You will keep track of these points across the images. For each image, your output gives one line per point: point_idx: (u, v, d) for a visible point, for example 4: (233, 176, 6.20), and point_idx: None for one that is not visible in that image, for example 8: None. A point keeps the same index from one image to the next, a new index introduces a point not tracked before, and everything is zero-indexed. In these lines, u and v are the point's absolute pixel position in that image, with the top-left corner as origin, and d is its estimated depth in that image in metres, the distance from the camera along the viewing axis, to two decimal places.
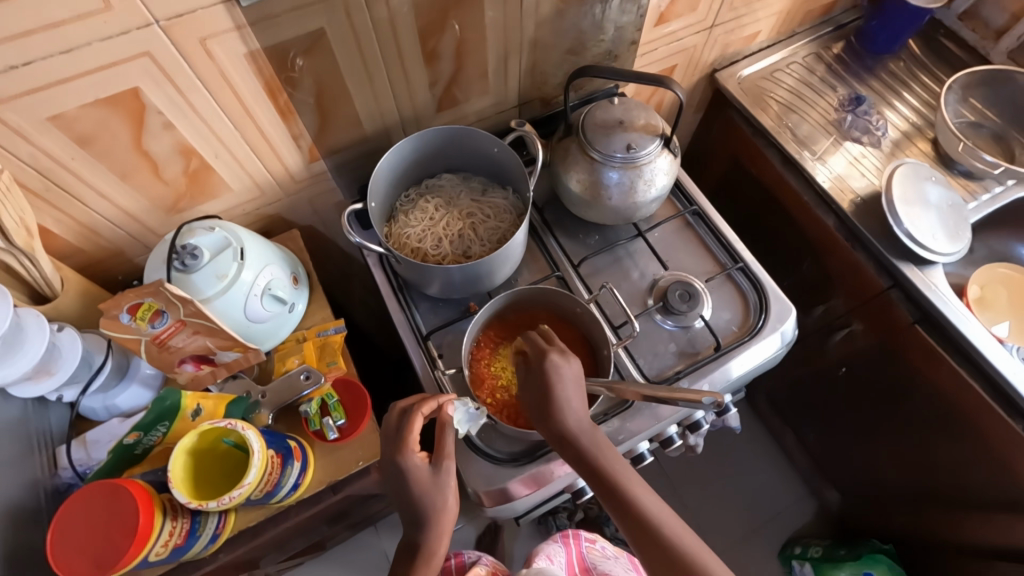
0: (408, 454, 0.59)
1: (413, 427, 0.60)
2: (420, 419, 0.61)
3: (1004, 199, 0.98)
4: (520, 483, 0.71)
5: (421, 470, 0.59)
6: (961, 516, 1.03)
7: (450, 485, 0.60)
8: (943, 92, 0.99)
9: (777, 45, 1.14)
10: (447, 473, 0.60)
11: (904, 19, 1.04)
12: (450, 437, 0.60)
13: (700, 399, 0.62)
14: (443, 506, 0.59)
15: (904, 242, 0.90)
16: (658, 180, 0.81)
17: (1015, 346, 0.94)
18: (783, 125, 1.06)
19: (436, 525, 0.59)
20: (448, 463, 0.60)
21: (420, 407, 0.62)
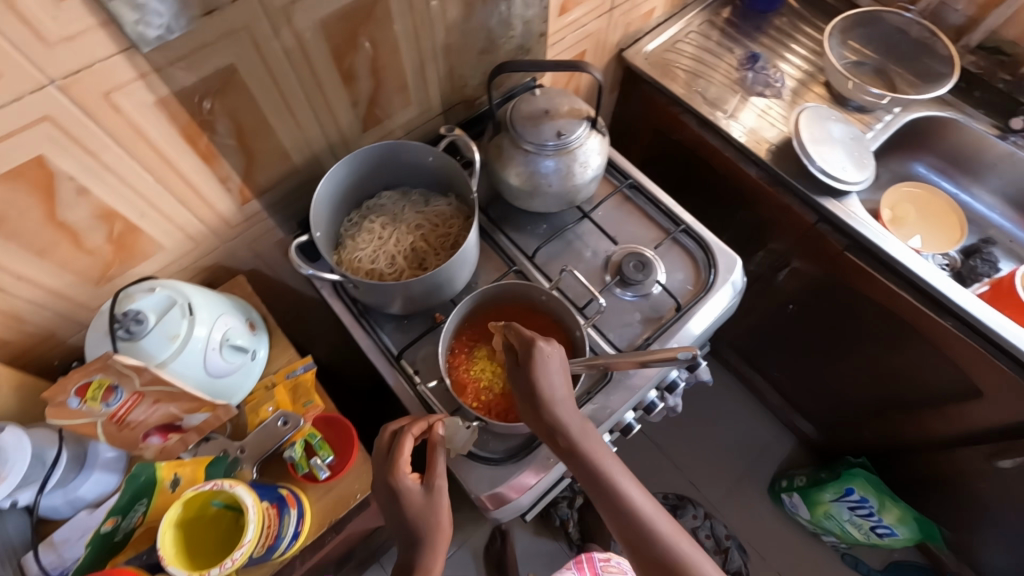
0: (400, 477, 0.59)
1: (403, 450, 0.60)
2: (410, 440, 0.61)
3: (894, 125, 1.08)
4: (513, 486, 0.72)
5: (413, 492, 0.59)
6: (918, 414, 1.13)
7: (443, 504, 0.60)
8: (826, 38, 1.08)
9: (673, 18, 1.20)
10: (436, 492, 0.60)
11: None
12: (441, 459, 0.61)
13: (675, 355, 0.64)
14: (440, 524, 0.58)
15: (820, 178, 0.98)
16: (591, 160, 0.84)
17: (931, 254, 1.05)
18: (693, 91, 1.13)
19: (430, 541, 0.58)
20: (439, 483, 0.60)
21: (410, 427, 0.62)
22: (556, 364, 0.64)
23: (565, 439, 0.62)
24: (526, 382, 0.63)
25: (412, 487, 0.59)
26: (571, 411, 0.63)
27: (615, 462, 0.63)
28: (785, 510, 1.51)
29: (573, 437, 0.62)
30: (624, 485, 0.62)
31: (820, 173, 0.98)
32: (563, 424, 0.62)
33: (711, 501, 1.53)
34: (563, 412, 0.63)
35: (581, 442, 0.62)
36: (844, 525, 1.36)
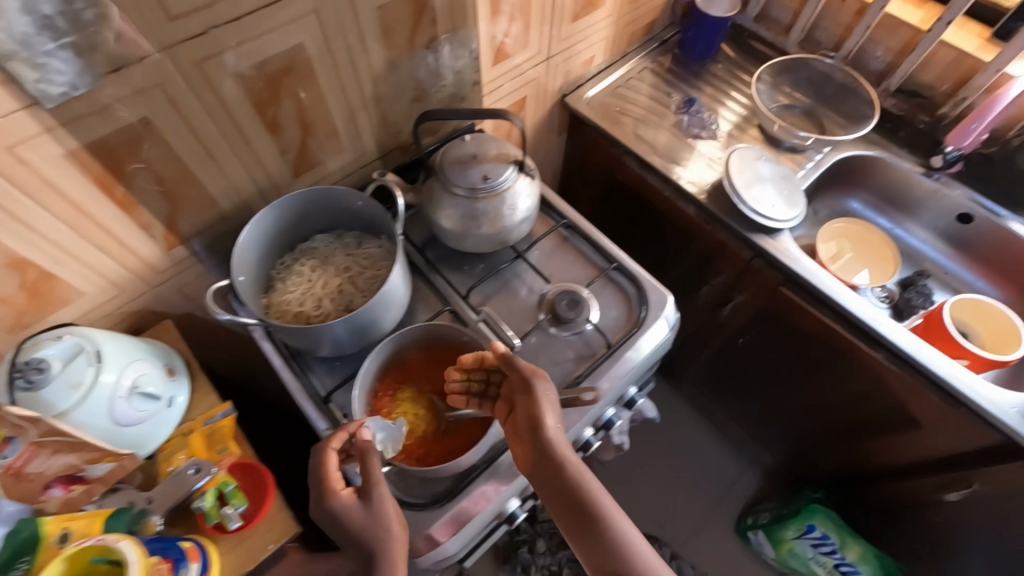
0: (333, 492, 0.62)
1: (326, 465, 0.63)
2: (332, 454, 0.64)
3: (825, 163, 1.12)
4: (475, 501, 0.72)
5: (351, 506, 0.62)
6: (868, 446, 1.13)
7: (386, 510, 0.62)
8: (755, 83, 1.13)
9: (614, 65, 1.26)
10: (377, 497, 0.62)
11: (712, 27, 1.20)
12: (373, 462, 0.63)
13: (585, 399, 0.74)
14: (388, 531, 0.61)
15: (751, 217, 1.02)
16: (521, 202, 0.86)
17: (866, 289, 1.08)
18: (633, 133, 1.17)
19: (384, 549, 0.60)
20: (376, 492, 0.62)
21: (331, 442, 0.64)
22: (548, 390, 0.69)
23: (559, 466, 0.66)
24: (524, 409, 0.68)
25: (349, 503, 0.62)
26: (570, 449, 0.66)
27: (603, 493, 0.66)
28: (750, 547, 1.48)
29: (567, 464, 0.65)
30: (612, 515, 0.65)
31: (750, 211, 1.02)
32: (564, 463, 0.65)
33: (678, 541, 1.50)
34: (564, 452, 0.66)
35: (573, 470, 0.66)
36: (809, 564, 1.33)
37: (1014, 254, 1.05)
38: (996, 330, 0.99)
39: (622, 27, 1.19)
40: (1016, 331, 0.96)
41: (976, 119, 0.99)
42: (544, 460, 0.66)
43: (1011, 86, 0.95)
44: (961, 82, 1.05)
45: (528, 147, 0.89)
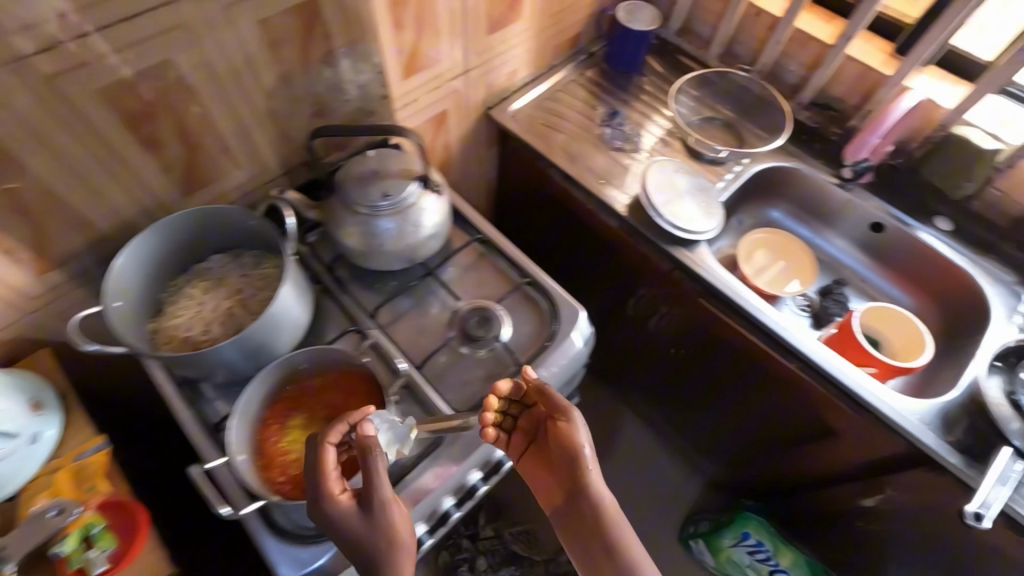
0: (332, 499, 0.60)
1: (326, 465, 0.60)
2: (330, 451, 0.62)
3: (744, 175, 1.14)
4: (411, 494, 0.74)
5: (348, 514, 0.60)
6: (792, 454, 1.15)
7: (390, 517, 0.61)
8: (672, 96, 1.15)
9: (539, 78, 1.26)
10: (377, 507, 0.61)
11: (634, 41, 1.21)
12: (375, 465, 0.61)
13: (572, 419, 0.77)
14: (394, 544, 0.60)
15: (670, 231, 1.02)
16: (426, 219, 0.85)
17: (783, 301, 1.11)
18: (556, 146, 1.17)
19: (389, 559, 0.60)
20: (378, 498, 0.60)
21: (327, 436, 0.62)
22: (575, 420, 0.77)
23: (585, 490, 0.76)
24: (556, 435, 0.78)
25: (347, 510, 0.60)
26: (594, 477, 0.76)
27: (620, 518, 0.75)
28: (692, 555, 1.48)
29: (591, 490, 0.76)
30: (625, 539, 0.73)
31: (666, 223, 1.02)
32: (587, 487, 0.76)
33: None
34: (593, 475, 0.76)
35: (593, 495, 0.76)
36: None
37: (923, 262, 1.09)
38: (903, 337, 1.02)
39: (545, 40, 1.19)
40: (920, 338, 0.99)
41: (869, 133, 1.04)
42: (577, 478, 0.77)
43: (899, 102, 0.99)
44: (868, 96, 1.08)
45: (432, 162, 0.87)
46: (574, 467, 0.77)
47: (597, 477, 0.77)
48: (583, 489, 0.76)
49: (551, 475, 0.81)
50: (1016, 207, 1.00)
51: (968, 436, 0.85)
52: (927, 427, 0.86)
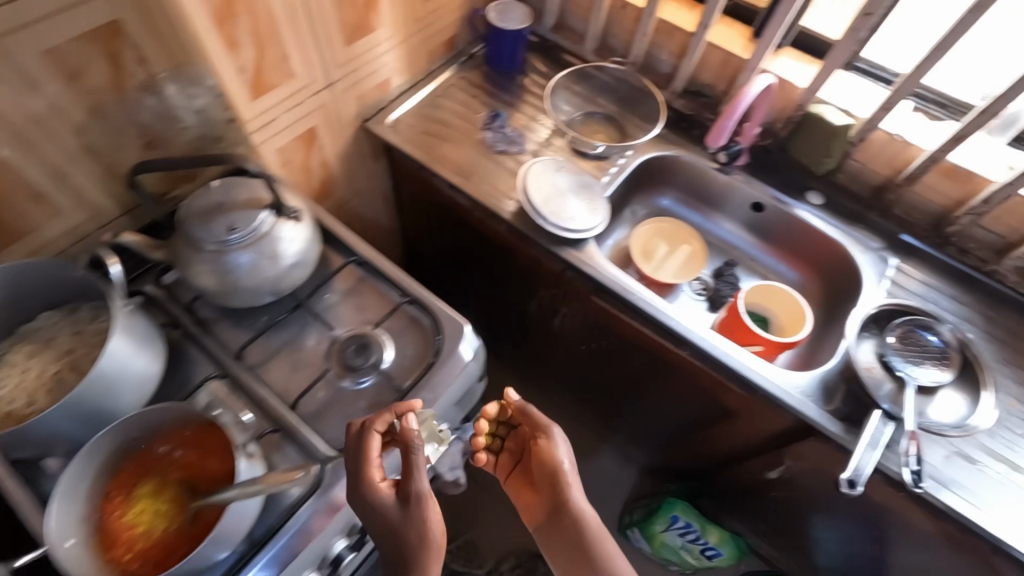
0: (375, 486, 0.68)
1: (371, 451, 0.69)
2: (375, 437, 0.71)
3: (628, 167, 1.14)
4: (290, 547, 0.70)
5: (385, 501, 0.67)
6: (702, 435, 1.17)
7: (423, 515, 0.66)
8: (548, 95, 1.14)
9: (418, 85, 1.22)
10: (413, 497, 0.67)
11: (508, 41, 1.19)
12: (415, 458, 0.68)
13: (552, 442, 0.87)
14: (429, 534, 0.66)
15: (557, 234, 1.01)
16: (284, 249, 0.79)
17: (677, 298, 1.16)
18: (440, 155, 1.14)
19: (416, 553, 0.65)
20: (414, 492, 0.67)
21: (374, 424, 0.72)
22: (556, 440, 0.88)
23: (566, 501, 0.85)
24: (538, 455, 0.89)
25: (384, 499, 0.67)
26: (574, 490, 0.86)
27: (597, 523, 0.84)
28: (631, 544, 1.49)
29: (570, 501, 0.85)
30: (603, 542, 0.82)
31: (547, 224, 1.01)
32: (566, 497, 0.85)
33: None
34: (573, 491, 0.86)
35: (572, 506, 0.85)
36: (679, 552, 1.37)
37: (801, 237, 1.13)
38: (788, 312, 1.05)
39: (416, 45, 1.15)
40: (802, 312, 1.02)
41: (727, 118, 1.05)
42: (557, 494, 0.86)
43: (750, 87, 1.01)
44: (733, 81, 1.11)
45: (285, 188, 0.82)
46: (555, 482, 0.86)
47: (577, 492, 0.86)
48: (564, 501, 0.85)
49: (533, 495, 0.91)
50: (875, 177, 1.06)
51: (847, 403, 0.89)
52: (809, 400, 0.89)
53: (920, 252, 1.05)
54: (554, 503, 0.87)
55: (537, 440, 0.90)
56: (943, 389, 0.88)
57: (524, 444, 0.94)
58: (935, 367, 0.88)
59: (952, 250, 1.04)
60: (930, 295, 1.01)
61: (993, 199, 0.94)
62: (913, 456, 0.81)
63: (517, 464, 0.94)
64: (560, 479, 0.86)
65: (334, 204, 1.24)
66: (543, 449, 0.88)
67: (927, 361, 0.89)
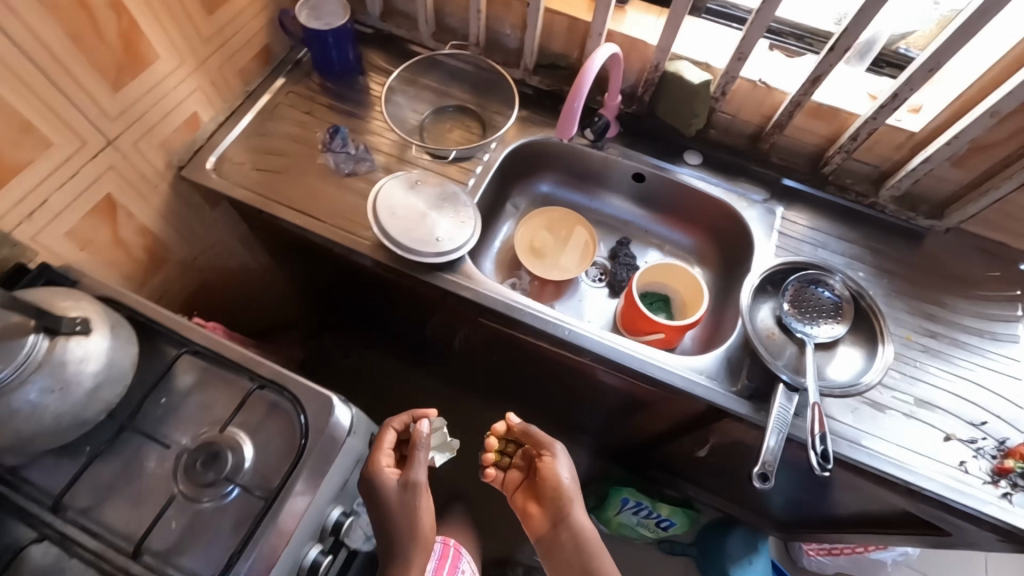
0: (380, 473, 0.76)
1: (384, 443, 0.79)
2: (391, 432, 0.81)
3: (493, 164, 1.03)
4: None
5: (387, 486, 0.76)
6: (632, 420, 1.13)
7: (416, 502, 0.76)
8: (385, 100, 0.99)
9: (237, 112, 1.04)
10: (413, 488, 0.76)
11: (329, 42, 1.02)
12: (419, 457, 0.78)
13: (556, 456, 0.87)
14: (417, 521, 0.75)
15: (429, 261, 0.89)
16: (72, 376, 0.64)
17: (577, 293, 1.09)
18: (279, 192, 0.98)
19: (406, 535, 0.74)
20: (414, 481, 0.77)
21: (392, 424, 0.83)
22: (563, 461, 0.87)
23: (567, 518, 0.84)
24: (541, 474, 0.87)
25: (387, 482, 0.76)
26: (578, 508, 0.84)
27: (595, 536, 0.83)
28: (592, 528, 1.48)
29: (570, 519, 0.83)
30: (598, 554, 0.81)
31: (409, 256, 0.89)
32: (568, 515, 0.84)
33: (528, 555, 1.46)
34: (575, 507, 0.85)
35: (573, 524, 0.83)
36: (636, 528, 1.36)
37: (688, 200, 1.07)
38: (686, 286, 1.00)
39: (218, 69, 0.97)
40: (698, 284, 0.97)
41: (575, 98, 0.82)
42: (559, 511, 0.85)
43: (592, 58, 0.81)
44: (584, 47, 1.00)
45: (51, 306, 0.66)
46: (557, 498, 0.85)
47: (577, 507, 0.85)
48: (566, 519, 0.83)
49: (533, 513, 0.88)
50: (746, 126, 1.00)
51: (754, 378, 0.86)
52: (714, 386, 0.85)
53: (801, 195, 1.02)
54: (555, 521, 0.84)
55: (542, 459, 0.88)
56: (840, 346, 0.86)
57: (528, 462, 0.92)
58: (828, 323, 0.86)
59: (832, 189, 1.02)
60: (817, 239, 0.99)
61: (859, 135, 0.88)
62: (821, 436, 0.74)
63: (522, 482, 0.91)
64: (563, 497, 0.84)
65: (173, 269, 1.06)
66: (546, 468, 0.87)
67: (822, 318, 0.87)
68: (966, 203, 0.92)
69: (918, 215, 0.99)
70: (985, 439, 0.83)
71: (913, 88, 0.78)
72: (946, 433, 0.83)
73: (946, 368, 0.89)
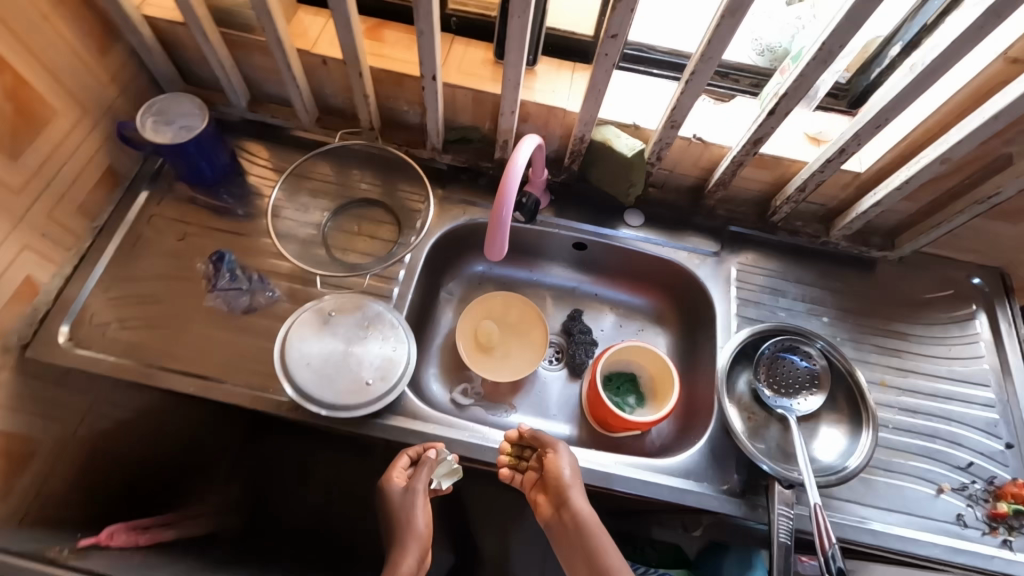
0: (389, 474, 0.73)
1: (397, 463, 0.73)
2: (405, 459, 0.74)
3: (417, 265, 0.89)
4: None
5: (392, 490, 0.72)
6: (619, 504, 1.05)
7: (415, 506, 0.71)
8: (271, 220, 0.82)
9: (90, 256, 0.84)
10: (415, 486, 0.71)
11: (193, 155, 0.84)
12: (423, 477, 0.72)
13: (557, 453, 0.74)
14: (411, 522, 0.69)
15: (366, 411, 0.75)
16: None
17: (539, 386, 0.97)
18: (163, 353, 0.80)
19: (405, 538, 0.68)
20: (415, 492, 0.71)
21: (407, 451, 0.75)
22: (565, 456, 0.74)
23: (572, 512, 0.69)
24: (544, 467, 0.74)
25: (394, 490, 0.72)
26: (587, 505, 0.69)
27: (604, 534, 0.66)
28: None
29: (577, 516, 0.68)
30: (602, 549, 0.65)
31: (338, 414, 0.75)
32: (573, 509, 0.69)
33: None
34: (583, 501, 0.70)
35: (578, 518, 0.68)
36: None
37: (637, 262, 0.98)
38: (654, 364, 0.92)
39: (47, 215, 0.77)
40: (666, 363, 0.90)
41: (501, 209, 0.66)
42: (565, 508, 0.70)
43: (514, 159, 0.66)
44: (496, 118, 0.87)
45: None
46: (560, 498, 0.71)
47: (582, 503, 0.70)
48: (571, 513, 0.69)
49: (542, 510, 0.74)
50: (685, 178, 0.92)
51: (744, 471, 0.79)
52: (704, 489, 0.78)
53: (752, 241, 0.96)
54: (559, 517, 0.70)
55: (547, 453, 0.75)
56: (821, 421, 0.81)
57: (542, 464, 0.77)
58: (806, 396, 0.81)
59: (782, 232, 0.96)
60: (776, 287, 0.93)
61: (806, 186, 0.81)
62: (834, 553, 0.68)
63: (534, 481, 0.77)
64: (566, 490, 0.70)
65: (69, 455, 0.85)
66: (550, 465, 0.73)
67: (800, 390, 0.81)
68: (918, 232, 0.89)
69: (872, 248, 0.95)
70: (974, 483, 0.81)
71: (860, 142, 0.71)
72: (937, 488, 0.80)
73: (923, 411, 0.86)
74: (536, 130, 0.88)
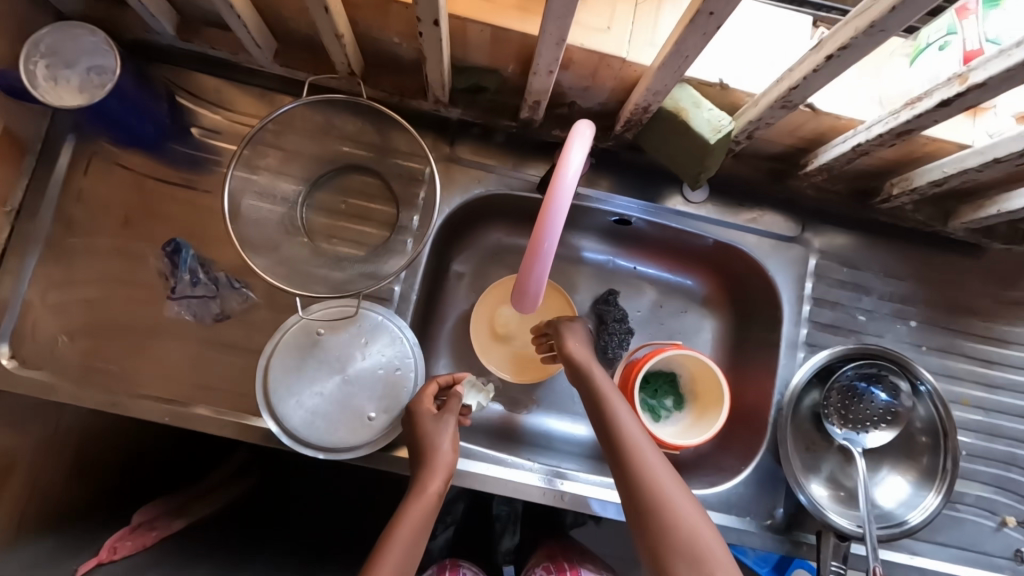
0: (418, 400, 0.63)
1: (427, 387, 0.65)
2: (434, 386, 0.66)
3: (421, 259, 0.72)
4: None
5: (421, 413, 0.63)
6: None
7: (446, 430, 0.62)
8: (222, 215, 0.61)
9: (11, 254, 0.67)
10: (450, 415, 0.63)
11: (111, 115, 0.62)
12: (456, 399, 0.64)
13: (568, 325, 0.71)
14: (437, 446, 0.60)
15: (370, 447, 0.65)
16: None
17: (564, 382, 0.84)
18: (126, 377, 0.67)
19: (433, 459, 0.60)
20: (447, 418, 0.63)
21: (436, 377, 0.67)
22: (579, 331, 0.71)
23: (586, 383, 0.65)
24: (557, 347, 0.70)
25: (423, 411, 0.63)
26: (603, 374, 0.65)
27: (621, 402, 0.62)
28: None
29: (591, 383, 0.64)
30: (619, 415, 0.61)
31: (338, 455, 0.65)
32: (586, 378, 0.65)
33: None
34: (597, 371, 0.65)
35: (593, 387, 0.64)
36: None
37: (692, 243, 0.79)
38: (697, 367, 0.79)
39: None
40: (712, 371, 0.76)
41: (547, 232, 0.53)
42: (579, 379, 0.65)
43: (563, 169, 0.51)
44: (524, 63, 0.63)
45: None
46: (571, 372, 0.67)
47: (596, 372, 0.65)
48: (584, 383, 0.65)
49: None
50: (770, 147, 0.70)
51: (790, 505, 0.71)
52: (745, 525, 0.71)
53: (838, 223, 0.77)
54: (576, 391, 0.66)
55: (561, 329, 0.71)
56: (886, 458, 0.71)
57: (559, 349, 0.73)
58: (878, 430, 0.70)
59: (884, 216, 0.77)
60: (859, 284, 0.76)
61: (946, 182, 0.61)
62: None
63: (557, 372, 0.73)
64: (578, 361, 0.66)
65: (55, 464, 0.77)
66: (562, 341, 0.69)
67: (872, 424, 0.70)
68: None
69: (991, 240, 0.76)
70: None
71: None
72: (998, 521, 0.73)
73: (1004, 434, 0.76)
74: (578, 81, 0.64)
